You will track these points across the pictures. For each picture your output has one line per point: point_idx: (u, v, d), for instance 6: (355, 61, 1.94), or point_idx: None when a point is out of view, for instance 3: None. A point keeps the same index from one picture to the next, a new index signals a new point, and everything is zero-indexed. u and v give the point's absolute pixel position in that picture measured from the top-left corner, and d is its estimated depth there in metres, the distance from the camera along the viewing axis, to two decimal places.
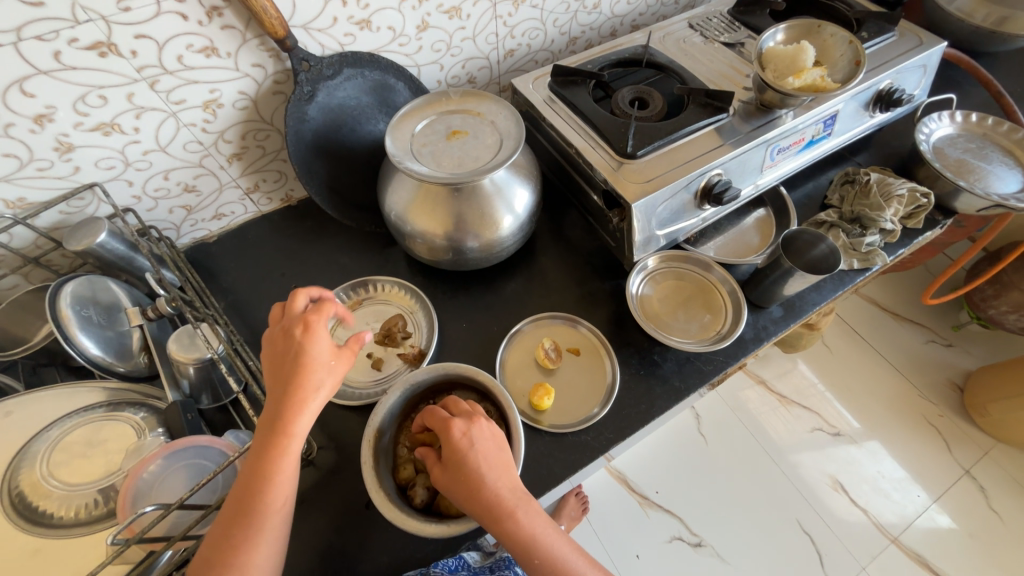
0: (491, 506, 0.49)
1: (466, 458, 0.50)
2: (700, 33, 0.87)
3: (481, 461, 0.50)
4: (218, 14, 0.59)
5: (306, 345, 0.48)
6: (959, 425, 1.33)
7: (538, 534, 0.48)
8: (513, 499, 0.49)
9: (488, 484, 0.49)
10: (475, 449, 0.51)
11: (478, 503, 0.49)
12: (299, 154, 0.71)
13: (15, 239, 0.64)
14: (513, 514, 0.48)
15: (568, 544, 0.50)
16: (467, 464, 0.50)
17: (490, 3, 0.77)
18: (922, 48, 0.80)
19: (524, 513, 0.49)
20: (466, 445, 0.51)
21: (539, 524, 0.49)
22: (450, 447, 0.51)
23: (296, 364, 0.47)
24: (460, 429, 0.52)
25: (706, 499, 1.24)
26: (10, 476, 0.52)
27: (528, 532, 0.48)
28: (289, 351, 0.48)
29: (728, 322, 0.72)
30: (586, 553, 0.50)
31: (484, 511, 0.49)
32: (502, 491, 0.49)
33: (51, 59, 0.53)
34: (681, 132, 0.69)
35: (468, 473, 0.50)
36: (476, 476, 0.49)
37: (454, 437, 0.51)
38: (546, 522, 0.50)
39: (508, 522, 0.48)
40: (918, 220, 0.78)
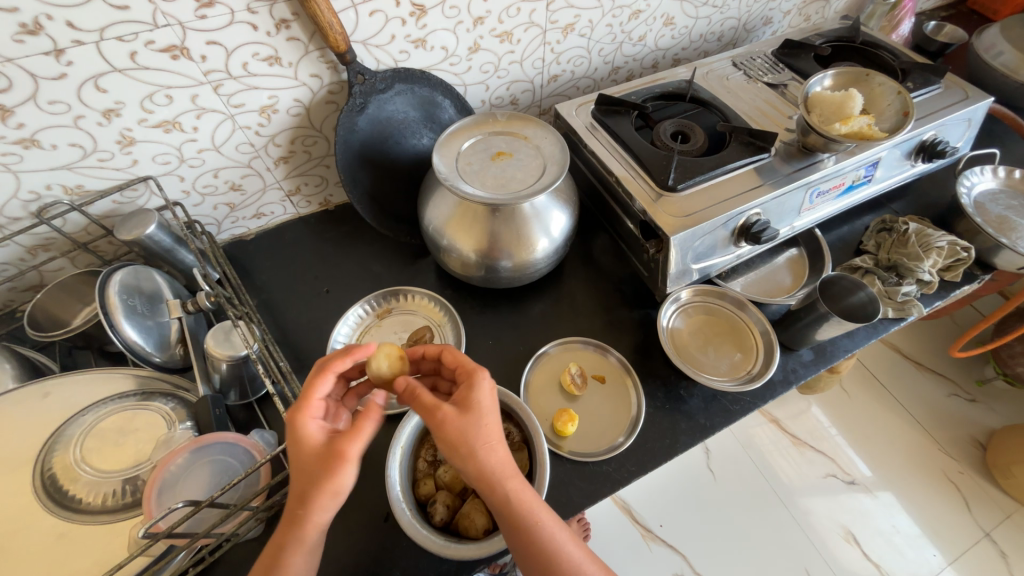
0: (493, 470, 0.47)
1: (483, 412, 0.49)
2: (743, 71, 0.88)
3: (494, 419, 0.49)
4: (286, 26, 0.61)
5: (347, 472, 0.45)
6: (981, 485, 1.28)
7: (531, 504, 0.47)
8: (514, 468, 0.47)
9: (494, 447, 0.47)
10: (489, 407, 0.49)
11: (480, 464, 0.46)
12: (346, 162, 0.73)
13: (69, 224, 0.66)
14: (513, 480, 0.47)
15: (557, 523, 0.48)
16: (482, 418, 0.48)
17: (541, 30, 0.79)
18: (968, 102, 0.80)
19: (521, 482, 0.48)
20: (488, 397, 0.50)
21: (532, 496, 0.47)
22: (471, 396, 0.49)
23: (337, 484, 0.44)
24: (484, 383, 0.50)
25: (711, 537, 1.21)
26: (44, 458, 0.53)
27: (523, 503, 0.46)
28: (327, 484, 0.44)
29: (759, 362, 0.71)
30: (572, 533, 0.48)
31: (485, 473, 0.46)
32: (501, 459, 0.47)
33: (127, 58, 0.56)
34: (723, 169, 0.70)
35: (480, 428, 0.47)
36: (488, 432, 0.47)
37: (479, 388, 0.50)
38: (538, 499, 0.48)
39: (507, 486, 0.46)
40: (956, 273, 0.77)
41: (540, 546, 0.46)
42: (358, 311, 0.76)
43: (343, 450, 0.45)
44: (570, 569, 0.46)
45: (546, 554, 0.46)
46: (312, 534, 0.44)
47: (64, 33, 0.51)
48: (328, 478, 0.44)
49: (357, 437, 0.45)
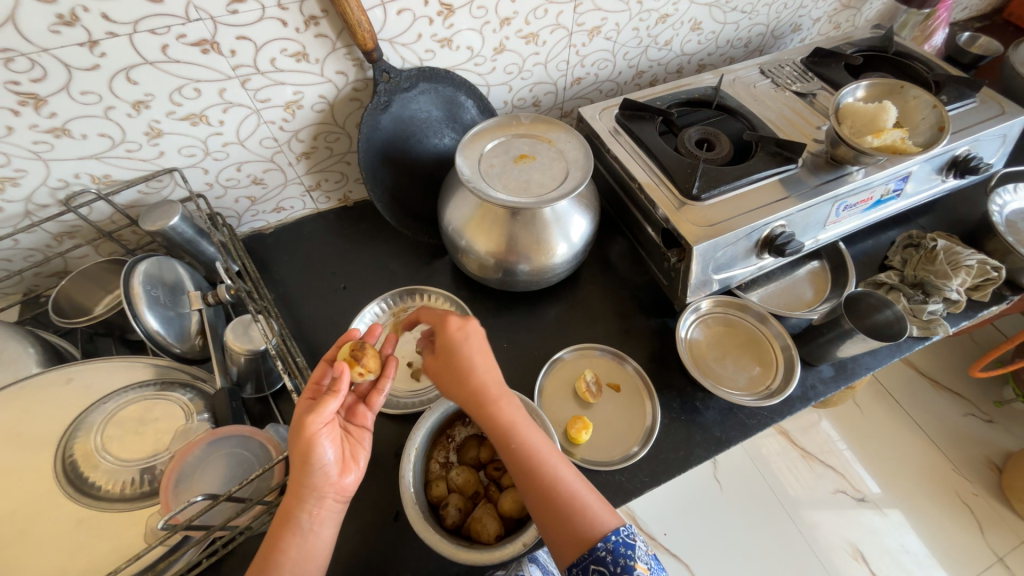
0: (477, 393, 0.51)
1: (461, 347, 0.52)
2: (771, 79, 0.86)
3: (478, 350, 0.52)
4: (315, 23, 0.61)
5: (311, 443, 0.47)
6: (996, 508, 1.25)
7: (516, 425, 0.50)
8: (498, 390, 0.51)
9: (478, 372, 0.51)
10: (474, 341, 0.52)
11: (466, 390, 0.51)
12: (368, 159, 0.73)
13: (95, 212, 0.67)
14: (497, 402, 0.51)
15: (542, 441, 0.50)
16: (461, 351, 0.52)
17: (567, 32, 0.78)
18: (1004, 118, 0.77)
19: (506, 405, 0.51)
20: (464, 335, 0.52)
21: (518, 418, 0.51)
22: (447, 336, 0.53)
23: (304, 452, 0.46)
24: (459, 322, 0.53)
25: (715, 548, 1.19)
26: (66, 443, 0.54)
27: (506, 423, 0.50)
28: (296, 449, 0.47)
29: (779, 377, 0.70)
30: (560, 455, 0.50)
31: (470, 398, 0.51)
32: (487, 385, 0.52)
33: (159, 51, 0.56)
34: (749, 178, 0.68)
35: (463, 358, 0.52)
36: (468, 361, 0.51)
37: (451, 328, 0.52)
38: (524, 420, 0.51)
39: (491, 409, 0.50)
40: (986, 292, 0.74)
41: (526, 465, 0.49)
42: (375, 309, 0.76)
43: (303, 420, 0.47)
44: (555, 482, 0.48)
45: (530, 467, 0.48)
46: (296, 508, 0.46)
47: (99, 24, 0.52)
48: (296, 450, 0.47)
49: (317, 409, 0.47)
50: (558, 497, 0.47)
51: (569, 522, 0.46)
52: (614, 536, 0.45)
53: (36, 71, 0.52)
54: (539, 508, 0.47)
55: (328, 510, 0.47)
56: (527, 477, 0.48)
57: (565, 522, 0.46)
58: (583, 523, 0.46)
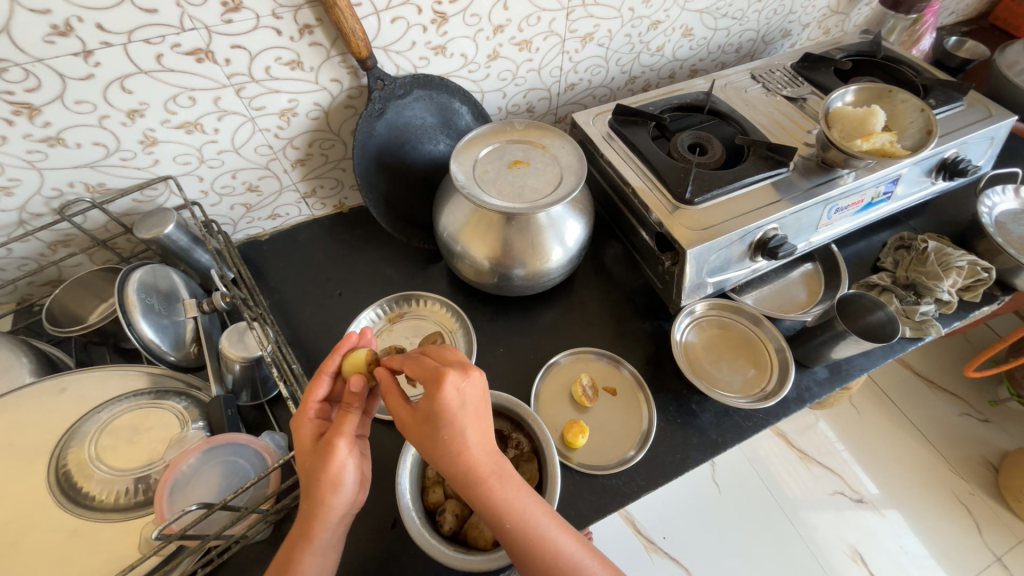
0: (466, 471, 0.44)
1: (450, 418, 0.44)
2: (762, 84, 0.87)
3: (467, 422, 0.45)
4: (309, 31, 0.62)
5: (339, 467, 0.46)
6: (993, 507, 1.25)
7: (511, 504, 0.44)
8: (489, 467, 0.45)
9: (468, 446, 0.45)
10: (463, 412, 0.45)
11: (454, 470, 0.44)
12: (363, 166, 0.73)
13: (89, 221, 0.67)
14: (488, 482, 0.45)
15: (540, 514, 0.46)
16: (448, 425, 0.44)
17: (560, 39, 0.79)
18: (991, 121, 0.78)
19: (498, 481, 0.45)
20: (455, 403, 0.44)
21: (513, 497, 0.45)
22: (432, 405, 0.44)
23: (333, 478, 0.45)
24: (449, 386, 0.44)
25: (714, 551, 1.19)
26: (60, 453, 0.54)
27: (501, 505, 0.44)
28: (322, 477, 0.45)
29: (773, 379, 0.71)
30: (559, 522, 0.46)
31: (458, 478, 0.44)
32: (478, 460, 0.45)
33: (153, 60, 0.56)
34: (741, 182, 0.69)
35: (449, 433, 0.44)
36: (456, 438, 0.44)
37: (442, 393, 0.44)
38: (520, 496, 0.45)
39: (482, 489, 0.44)
40: (976, 293, 0.75)
41: (526, 548, 0.44)
42: (371, 315, 0.77)
43: (329, 446, 0.46)
44: (557, 560, 0.44)
45: (528, 548, 0.44)
46: (321, 529, 0.45)
47: (94, 35, 0.52)
48: (319, 476, 0.45)
49: (341, 428, 0.47)
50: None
51: None
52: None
53: (30, 81, 0.52)
54: None
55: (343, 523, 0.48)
56: (524, 557, 0.44)
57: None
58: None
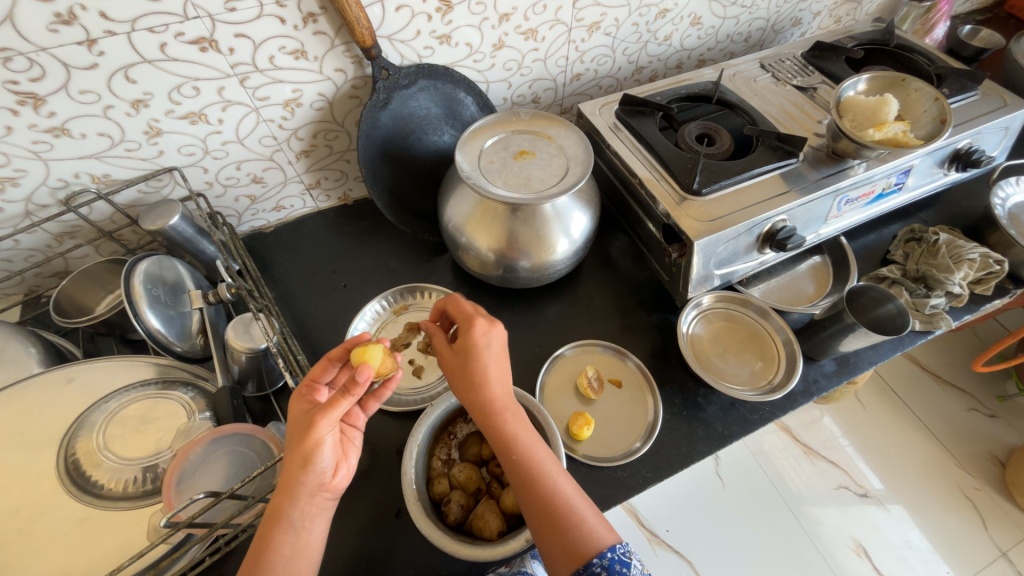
0: (486, 399, 0.52)
1: (476, 353, 0.52)
2: (771, 73, 0.86)
3: (489, 360, 0.52)
4: (313, 20, 0.61)
5: (315, 445, 0.46)
6: (999, 502, 1.25)
7: (521, 434, 0.51)
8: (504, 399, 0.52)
9: (487, 379, 0.52)
10: (489, 351, 0.52)
11: (472, 394, 0.52)
12: (367, 156, 0.73)
13: (95, 212, 0.67)
14: (503, 410, 0.52)
15: (546, 459, 0.51)
16: (476, 360, 0.52)
17: (567, 28, 0.78)
18: (1006, 110, 0.77)
19: (512, 413, 0.52)
20: (484, 341, 0.52)
21: (522, 427, 0.51)
22: (466, 337, 0.52)
23: (305, 453, 0.46)
24: (481, 327, 0.52)
25: (717, 544, 1.19)
26: (69, 442, 0.54)
27: (510, 431, 0.51)
28: (298, 449, 0.46)
29: (780, 372, 0.70)
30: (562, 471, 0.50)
31: (478, 402, 0.52)
32: (494, 392, 0.52)
33: (157, 49, 0.56)
34: (749, 173, 0.68)
35: (473, 365, 0.52)
36: (478, 369, 0.52)
37: (475, 329, 0.52)
38: (528, 431, 0.52)
39: (499, 416, 0.51)
40: (988, 286, 0.74)
41: (523, 472, 0.49)
42: (376, 306, 0.77)
43: (311, 421, 0.46)
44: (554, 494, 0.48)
45: (533, 477, 0.49)
46: (286, 504, 0.45)
47: (98, 23, 0.52)
48: (299, 448, 0.46)
49: (326, 410, 0.46)
50: (556, 510, 0.47)
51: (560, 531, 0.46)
52: (610, 553, 0.45)
53: (35, 71, 0.52)
54: (533, 514, 0.48)
55: (318, 506, 0.47)
56: (526, 487, 0.49)
57: (558, 533, 0.46)
58: (578, 535, 0.46)
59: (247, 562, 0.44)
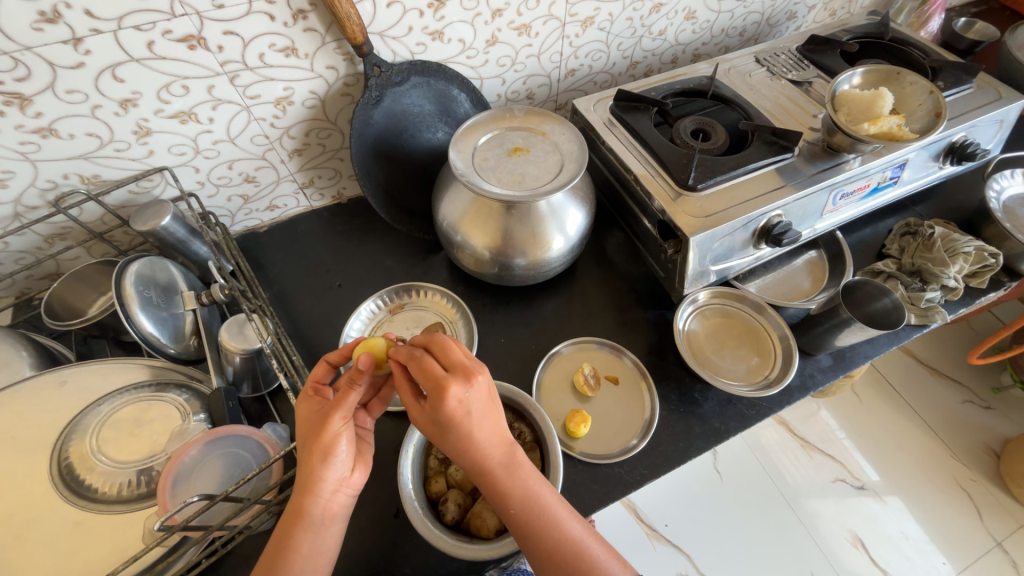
0: (476, 462, 0.48)
1: (458, 423, 0.46)
2: (766, 67, 0.85)
3: (475, 424, 0.46)
4: (303, 16, 0.60)
5: (333, 440, 0.46)
6: (994, 493, 1.26)
7: (520, 493, 0.48)
8: (497, 461, 0.48)
9: (477, 443, 0.47)
10: (469, 418, 0.46)
11: (463, 458, 0.48)
12: (361, 155, 0.72)
13: (85, 213, 0.66)
14: (497, 472, 0.48)
15: (553, 504, 0.49)
16: (457, 429, 0.46)
17: (560, 23, 0.77)
18: (1000, 103, 0.77)
19: (508, 472, 0.48)
20: (462, 411, 0.45)
21: (521, 483, 0.48)
22: (441, 411, 0.45)
23: (324, 447, 0.46)
24: (456, 396, 0.45)
25: (715, 538, 1.20)
26: (62, 446, 0.54)
27: (508, 491, 0.48)
28: (313, 446, 0.46)
29: (777, 367, 0.70)
30: (571, 511, 0.50)
31: (472, 467, 0.48)
32: (488, 453, 0.48)
33: (145, 48, 0.55)
34: (744, 168, 0.68)
35: (457, 434, 0.46)
36: (464, 438, 0.46)
37: (448, 401, 0.44)
38: (529, 484, 0.49)
39: (491, 478, 0.48)
40: (982, 279, 0.74)
41: (529, 530, 0.47)
42: (371, 306, 0.76)
43: (326, 416, 0.46)
44: (564, 546, 0.47)
45: (537, 535, 0.47)
46: (309, 503, 0.45)
47: (83, 21, 0.51)
48: (318, 443, 0.46)
49: (340, 402, 0.47)
50: (569, 562, 0.47)
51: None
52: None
53: (20, 70, 0.51)
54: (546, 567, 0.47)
55: (340, 504, 0.47)
56: (534, 545, 0.47)
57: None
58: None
59: (263, 563, 0.44)
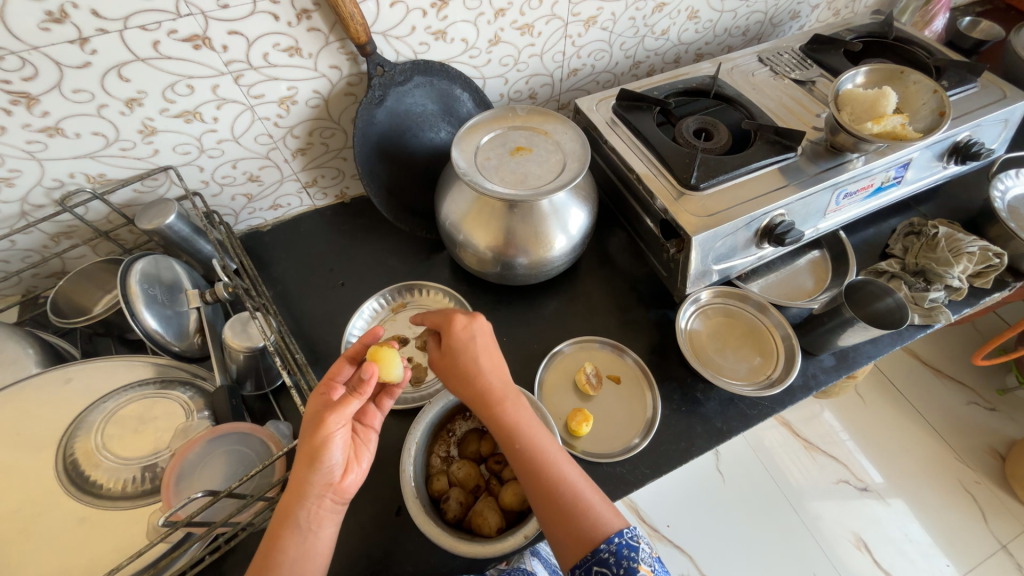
0: (484, 394, 0.53)
1: (466, 351, 0.53)
2: (769, 67, 0.85)
3: (482, 354, 0.54)
4: (307, 16, 0.61)
5: (324, 444, 0.46)
6: (998, 495, 1.25)
7: (523, 426, 0.52)
8: (504, 392, 0.53)
9: (484, 372, 0.53)
10: (477, 346, 0.54)
11: (470, 388, 0.53)
12: (364, 154, 0.72)
13: (91, 212, 0.67)
14: (503, 402, 0.53)
15: (548, 443, 0.52)
16: (466, 356, 0.53)
17: (563, 22, 0.77)
18: (1005, 102, 0.76)
19: (512, 403, 0.53)
20: (468, 339, 0.53)
21: (523, 416, 0.53)
22: (453, 339, 0.53)
23: (313, 449, 0.45)
24: (468, 325, 0.54)
25: (717, 539, 1.19)
26: (67, 442, 0.54)
27: (512, 419, 0.52)
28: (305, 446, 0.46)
29: (779, 367, 0.70)
30: (565, 457, 0.52)
31: (479, 397, 0.53)
32: (494, 384, 0.53)
33: (150, 48, 0.55)
34: (747, 167, 0.68)
35: (466, 363, 0.53)
36: (472, 366, 0.53)
37: (456, 329, 0.53)
38: (529, 420, 0.53)
39: (498, 407, 0.52)
40: (987, 279, 0.74)
41: (528, 460, 0.50)
42: (374, 304, 0.77)
43: (321, 418, 0.46)
44: (557, 482, 0.49)
45: (534, 466, 0.50)
46: (296, 506, 0.45)
47: (89, 21, 0.51)
48: (309, 447, 0.45)
49: (335, 409, 0.46)
50: (562, 499, 0.48)
51: (568, 516, 0.47)
52: (618, 537, 0.46)
53: (27, 70, 0.52)
54: (541, 504, 0.49)
55: (327, 508, 0.47)
56: (530, 478, 0.50)
57: (565, 522, 0.47)
58: (586, 523, 0.47)
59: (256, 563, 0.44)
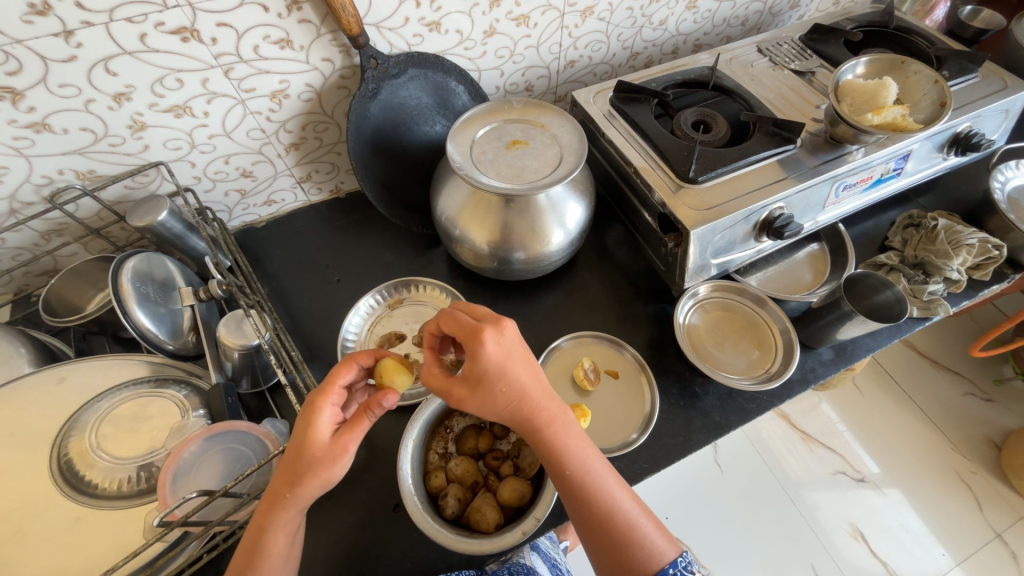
0: (530, 418, 0.48)
1: (499, 375, 0.46)
2: (768, 57, 0.84)
3: (518, 371, 0.47)
4: (297, 8, 0.59)
5: (342, 464, 0.44)
6: (995, 485, 1.26)
7: (573, 448, 0.48)
8: (549, 416, 0.48)
9: (525, 395, 0.47)
10: (510, 362, 0.46)
11: (510, 412, 0.47)
12: (358, 148, 0.71)
13: (81, 209, 0.66)
14: (549, 426, 0.48)
15: (599, 465, 0.49)
16: (500, 379, 0.46)
17: (559, 13, 0.76)
18: (1006, 93, 0.75)
19: (560, 425, 0.48)
20: (500, 359, 0.46)
21: (572, 439, 0.48)
22: (479, 366, 0.45)
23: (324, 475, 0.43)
24: (491, 345, 0.45)
25: (715, 530, 1.20)
26: (61, 442, 0.54)
27: (560, 443, 0.48)
28: (317, 472, 0.43)
29: (777, 361, 0.70)
30: (615, 477, 0.49)
31: (524, 423, 0.48)
32: (538, 408, 0.48)
33: (137, 41, 0.54)
34: (746, 160, 0.67)
35: (502, 386, 0.46)
36: (510, 390, 0.46)
37: (485, 352, 0.45)
38: (578, 439, 0.49)
39: (545, 432, 0.48)
40: (987, 271, 0.73)
41: (579, 487, 0.47)
42: (370, 301, 0.76)
43: (337, 443, 0.43)
44: (613, 512, 0.47)
45: (585, 494, 0.47)
46: (284, 515, 0.44)
47: (74, 13, 0.50)
48: (315, 473, 0.43)
49: (355, 429, 0.44)
50: (615, 527, 0.47)
51: (623, 546, 0.46)
52: (672, 568, 0.46)
53: (11, 64, 0.51)
54: (591, 530, 0.47)
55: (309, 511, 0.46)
56: (580, 504, 0.47)
57: (621, 550, 0.46)
58: (642, 554, 0.46)
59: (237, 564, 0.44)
